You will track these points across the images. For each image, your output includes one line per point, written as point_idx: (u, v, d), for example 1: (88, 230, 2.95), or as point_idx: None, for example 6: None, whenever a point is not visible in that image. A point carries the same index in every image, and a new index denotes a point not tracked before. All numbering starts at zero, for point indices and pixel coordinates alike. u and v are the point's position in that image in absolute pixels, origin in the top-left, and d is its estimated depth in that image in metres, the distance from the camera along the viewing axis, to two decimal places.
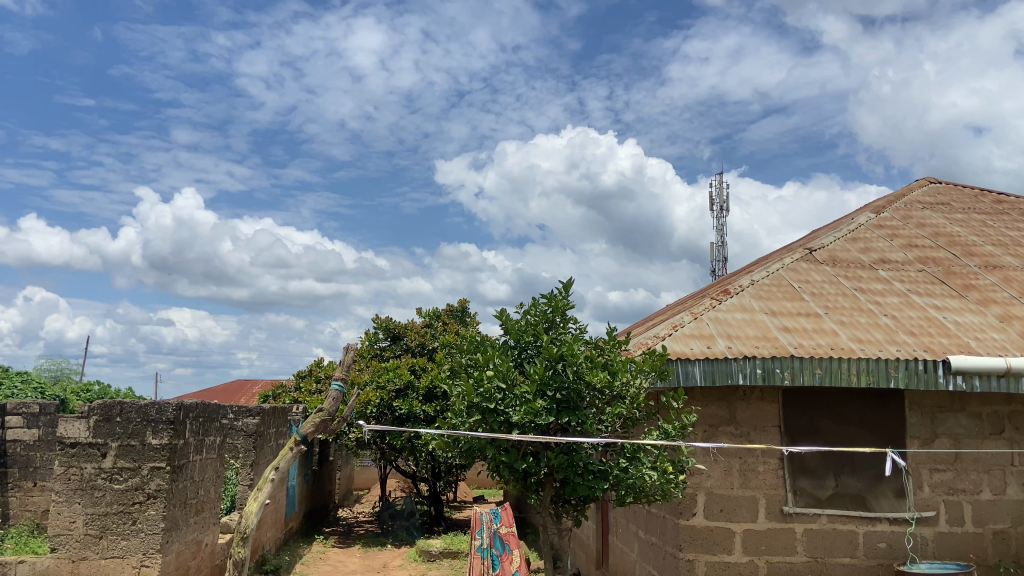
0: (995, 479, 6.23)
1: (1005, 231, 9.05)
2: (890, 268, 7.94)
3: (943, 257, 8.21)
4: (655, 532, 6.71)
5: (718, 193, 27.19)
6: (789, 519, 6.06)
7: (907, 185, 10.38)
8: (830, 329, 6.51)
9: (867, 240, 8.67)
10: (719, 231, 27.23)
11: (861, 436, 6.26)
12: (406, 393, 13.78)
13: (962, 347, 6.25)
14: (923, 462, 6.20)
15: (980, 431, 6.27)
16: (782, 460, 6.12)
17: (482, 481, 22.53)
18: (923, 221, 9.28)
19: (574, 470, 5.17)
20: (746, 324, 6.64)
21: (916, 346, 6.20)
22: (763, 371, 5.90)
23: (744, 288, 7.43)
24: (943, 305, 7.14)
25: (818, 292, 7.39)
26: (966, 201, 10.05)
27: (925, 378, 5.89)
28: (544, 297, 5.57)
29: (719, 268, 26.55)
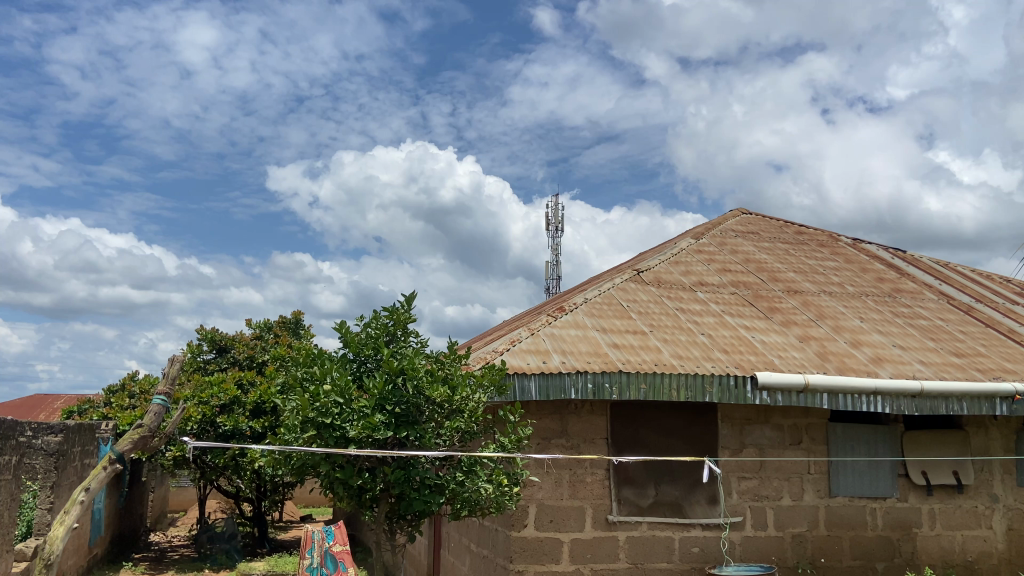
0: (794, 486, 6.84)
1: (804, 261, 10.06)
2: (707, 290, 8.60)
3: (752, 282, 9.00)
4: (487, 544, 6.82)
5: (553, 214, 28.22)
6: (614, 527, 6.38)
7: (722, 215, 11.31)
8: (654, 346, 6.94)
9: (687, 263, 9.35)
10: (553, 251, 28.23)
11: (679, 446, 6.70)
12: (232, 408, 13.12)
13: (767, 364, 6.87)
14: (732, 470, 6.74)
15: (782, 441, 6.89)
16: (608, 470, 6.44)
17: (310, 500, 21.83)
18: (736, 248, 10.14)
19: (410, 485, 5.15)
20: (579, 340, 6.94)
21: (728, 363, 6.75)
22: (594, 386, 6.19)
23: (578, 305, 7.77)
24: (752, 325, 7.83)
25: (644, 310, 7.87)
26: (772, 232, 11.08)
27: (737, 393, 6.42)
28: (385, 310, 5.53)
29: (553, 285, 27.47)
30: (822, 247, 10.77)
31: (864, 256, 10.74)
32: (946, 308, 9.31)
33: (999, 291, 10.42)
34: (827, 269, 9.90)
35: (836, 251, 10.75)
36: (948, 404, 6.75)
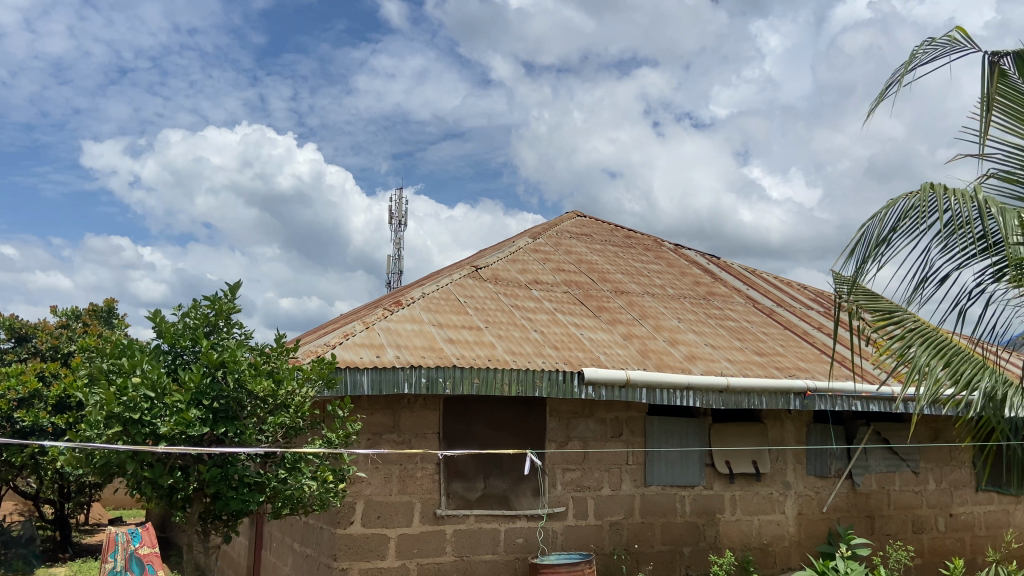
0: (613, 476, 7.19)
1: (631, 263, 10.59)
2: (541, 288, 8.85)
3: (583, 281, 9.36)
4: (310, 543, 6.64)
5: (395, 208, 27.94)
6: (441, 521, 6.41)
7: (558, 216, 11.67)
8: (488, 342, 7.04)
9: (523, 261, 9.57)
10: (394, 245, 27.95)
11: (509, 440, 6.84)
12: (31, 402, 11.94)
13: (593, 360, 7.17)
14: (557, 462, 6.98)
15: (604, 433, 7.22)
16: (438, 465, 6.47)
17: (122, 501, 20.30)
18: (570, 248, 10.51)
19: (227, 483, 4.90)
20: (415, 335, 6.91)
21: (558, 359, 6.97)
22: (427, 380, 6.19)
23: (415, 300, 7.74)
24: (581, 323, 8.14)
25: (480, 306, 7.96)
26: (603, 234, 11.57)
27: (564, 388, 6.65)
28: (206, 300, 5.23)
29: (394, 280, 27.21)
30: (648, 251, 11.39)
31: (684, 261, 11.47)
32: (753, 311, 10.14)
33: (797, 297, 11.49)
34: (651, 271, 10.48)
35: (660, 255, 11.42)
36: (751, 398, 7.35)
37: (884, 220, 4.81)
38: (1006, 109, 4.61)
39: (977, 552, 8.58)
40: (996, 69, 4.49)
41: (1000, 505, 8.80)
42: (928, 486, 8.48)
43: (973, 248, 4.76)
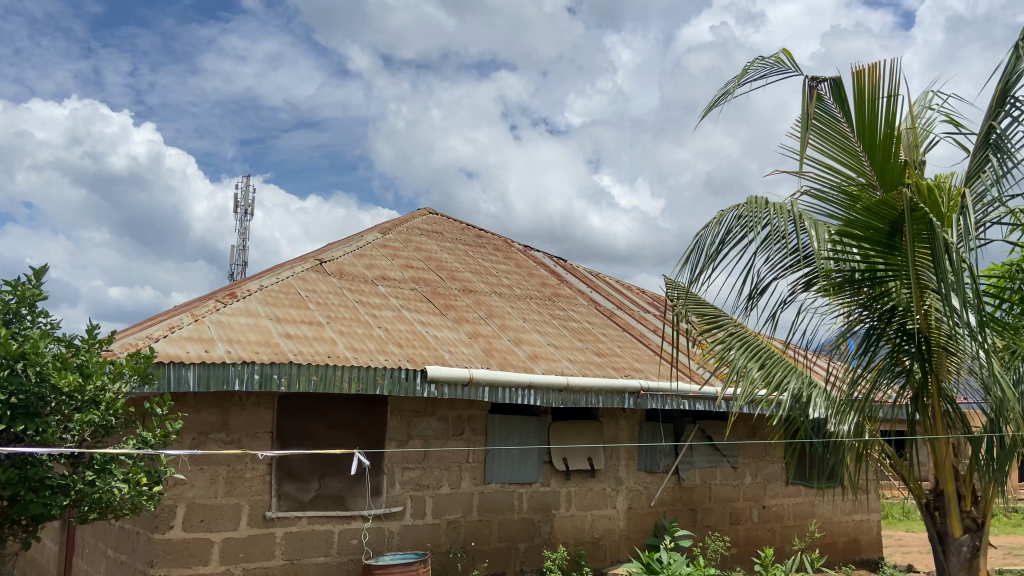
0: (453, 475, 7.18)
1: (480, 262, 10.65)
2: (388, 285, 8.70)
3: (431, 279, 9.30)
4: (124, 549, 6.18)
5: (241, 196, 26.66)
6: (271, 524, 6.15)
7: (409, 212, 11.54)
8: (329, 338, 6.83)
9: (371, 256, 9.38)
10: (239, 235, 26.66)
11: (347, 439, 6.67)
12: None
13: (437, 358, 7.13)
14: (397, 461, 6.88)
15: (446, 432, 7.20)
16: (270, 465, 6.20)
17: None
18: (419, 245, 10.42)
19: (25, 486, 4.44)
20: (250, 329, 6.58)
21: (401, 356, 6.88)
22: (261, 377, 5.91)
23: (252, 293, 7.38)
24: (427, 320, 8.08)
25: (322, 301, 7.71)
26: (454, 233, 11.56)
27: (406, 386, 6.57)
28: (6, 285, 4.72)
29: (237, 271, 25.95)
30: (498, 251, 11.50)
31: (532, 262, 11.68)
32: (595, 313, 10.48)
33: (637, 301, 12.00)
34: (499, 271, 10.58)
35: (509, 255, 11.56)
36: (588, 397, 7.58)
37: (715, 230, 5.08)
38: (820, 131, 4.98)
39: (786, 541, 9.31)
40: (813, 93, 4.82)
41: (806, 496, 9.59)
42: (745, 479, 9.11)
43: (789, 259, 5.14)
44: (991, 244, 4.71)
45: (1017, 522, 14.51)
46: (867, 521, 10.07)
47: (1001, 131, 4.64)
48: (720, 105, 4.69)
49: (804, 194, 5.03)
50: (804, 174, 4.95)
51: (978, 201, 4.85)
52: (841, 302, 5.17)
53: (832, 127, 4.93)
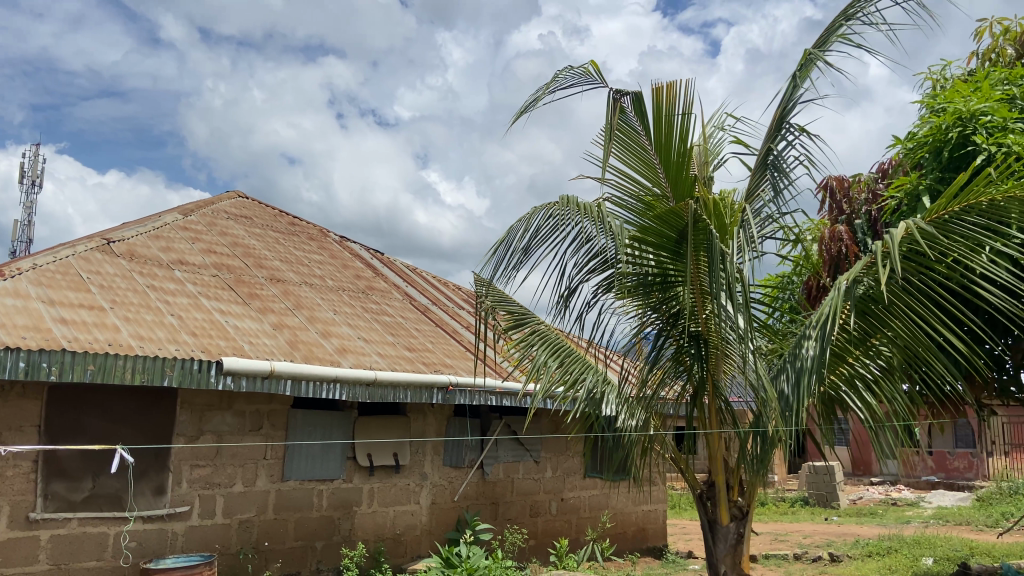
0: (247, 472, 6.82)
1: (291, 251, 10.22)
2: (186, 270, 8.12)
3: (235, 266, 8.80)
4: None
5: (28, 165, 23.96)
6: (34, 526, 5.59)
7: (216, 194, 10.87)
8: (112, 325, 6.25)
9: (168, 239, 8.72)
10: (23, 208, 23.95)
11: (129, 434, 6.14)
12: None
13: (235, 349, 6.74)
14: (185, 458, 6.43)
15: (242, 427, 6.83)
16: (36, 462, 5.63)
17: None
18: (225, 230, 9.83)
19: None
20: (16, 312, 5.88)
21: (194, 347, 6.43)
22: (26, 365, 5.30)
23: (22, 272, 6.60)
24: (227, 310, 7.61)
25: (107, 284, 7.05)
26: (265, 219, 11.02)
27: (198, 378, 6.15)
28: None
29: (20, 248, 23.29)
30: (311, 241, 11.10)
31: (347, 254, 11.38)
32: (408, 307, 10.40)
33: (452, 297, 12.03)
34: (311, 261, 10.21)
35: (323, 246, 11.19)
36: (395, 393, 7.48)
37: (523, 227, 5.18)
38: (623, 142, 5.20)
39: (580, 531, 9.74)
40: (617, 105, 5.01)
41: (601, 489, 10.08)
42: (546, 473, 9.43)
43: (592, 260, 5.35)
44: (764, 256, 5.16)
45: (785, 510, 16.13)
46: (654, 512, 10.76)
47: (777, 154, 5.08)
48: (529, 111, 4.78)
49: (607, 199, 5.25)
50: (606, 180, 5.17)
51: (756, 217, 5.29)
52: (634, 303, 5.47)
53: (633, 139, 5.15)
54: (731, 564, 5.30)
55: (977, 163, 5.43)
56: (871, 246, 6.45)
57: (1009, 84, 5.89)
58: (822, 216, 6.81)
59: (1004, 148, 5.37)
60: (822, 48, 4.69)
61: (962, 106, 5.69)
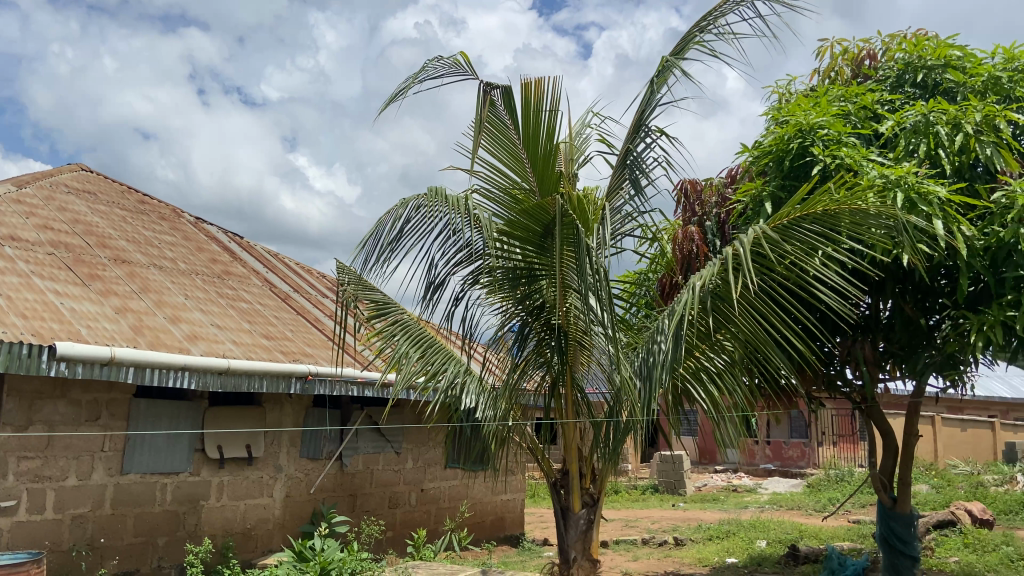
0: (83, 465, 6.37)
1: (140, 231, 9.59)
2: (16, 246, 7.44)
3: (75, 244, 8.15)
4: None
5: None
6: None
7: (55, 166, 10.03)
8: None
9: None
10: None
11: None
12: None
13: (71, 333, 6.23)
14: (11, 450, 5.93)
15: (77, 417, 6.36)
16: None
17: None
18: (65, 205, 9.08)
19: None
20: None
21: (23, 330, 5.90)
22: None
23: None
24: (63, 291, 7.04)
25: None
26: (111, 195, 10.27)
27: (26, 363, 5.65)
28: None
29: None
30: (163, 221, 10.46)
31: (203, 236, 10.82)
32: (267, 294, 10.01)
33: (314, 284, 11.69)
34: (162, 242, 9.62)
35: (176, 226, 10.58)
36: (250, 382, 7.19)
37: (393, 216, 5.09)
38: (491, 134, 5.21)
39: (439, 521, 9.75)
40: (486, 99, 5.00)
41: (461, 479, 10.14)
42: (406, 464, 9.36)
43: (460, 252, 5.34)
44: (623, 253, 5.34)
45: (636, 497, 16.85)
46: (512, 500, 10.95)
47: (636, 155, 5.27)
48: (397, 99, 4.71)
49: (475, 191, 5.25)
50: (475, 172, 5.17)
51: (616, 215, 5.46)
52: (498, 296, 5.51)
53: (501, 132, 5.17)
54: (581, 549, 5.46)
55: (814, 172, 5.85)
56: (720, 247, 6.82)
57: (844, 101, 6.39)
58: (677, 217, 7.13)
59: (837, 160, 5.82)
60: (680, 55, 4.90)
61: (802, 119, 6.11)
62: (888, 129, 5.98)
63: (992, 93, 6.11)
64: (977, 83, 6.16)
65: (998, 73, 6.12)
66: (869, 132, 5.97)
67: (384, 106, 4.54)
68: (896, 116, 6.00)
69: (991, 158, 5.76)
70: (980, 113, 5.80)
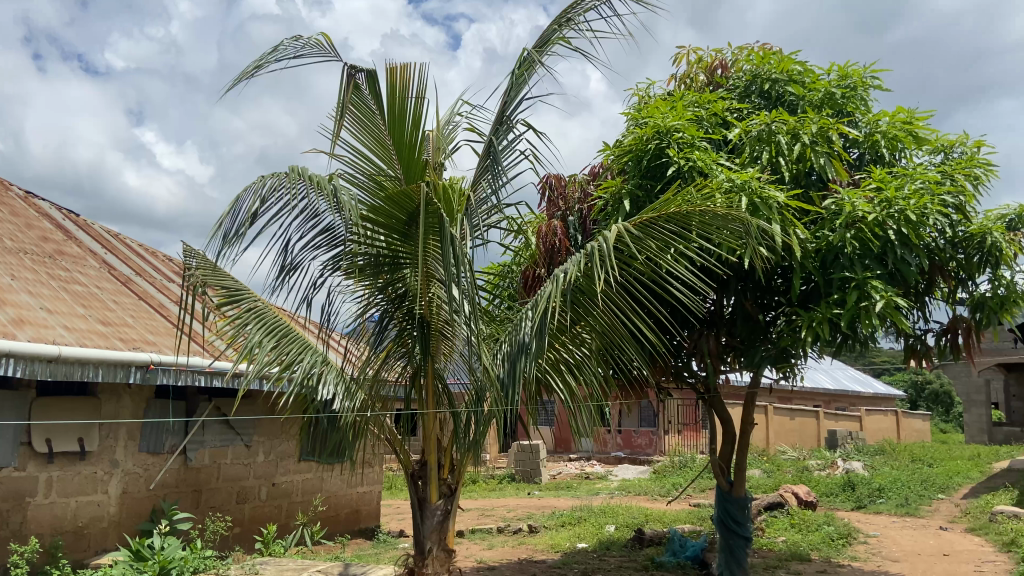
0: None
1: None
2: None
3: None
4: None
5: None
6: None
7: None
8: None
9: None
10: None
11: None
12: None
13: None
14: None
15: None
16: None
17: None
18: None
19: None
20: None
21: None
22: None
23: None
24: None
25: None
26: None
27: None
28: None
29: None
30: None
31: (32, 211, 9.89)
32: (106, 277, 9.29)
33: (159, 268, 10.96)
34: None
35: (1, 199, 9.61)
36: (85, 370, 6.65)
37: (250, 196, 4.84)
38: (355, 118, 5.08)
39: (290, 516, 9.45)
40: (349, 82, 4.85)
41: (315, 472, 9.88)
42: (256, 458, 9.00)
43: (320, 237, 5.16)
44: (488, 244, 5.35)
45: (492, 486, 17.08)
46: (368, 493, 10.78)
47: (501, 147, 5.29)
48: (256, 75, 4.49)
49: (338, 175, 5.10)
50: (338, 156, 5.01)
51: (482, 205, 5.45)
52: (360, 284, 5.39)
53: (366, 116, 5.05)
54: (437, 540, 5.44)
55: (669, 173, 6.12)
56: (581, 242, 6.98)
57: (698, 106, 6.73)
58: (541, 210, 7.24)
59: (689, 162, 6.12)
60: (544, 48, 4.96)
61: (660, 121, 6.36)
62: (735, 136, 6.36)
63: (827, 108, 6.62)
64: (815, 97, 6.67)
65: (832, 90, 6.65)
66: (718, 138, 6.33)
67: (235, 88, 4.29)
68: (743, 124, 6.39)
69: (824, 168, 6.24)
70: (815, 125, 6.28)
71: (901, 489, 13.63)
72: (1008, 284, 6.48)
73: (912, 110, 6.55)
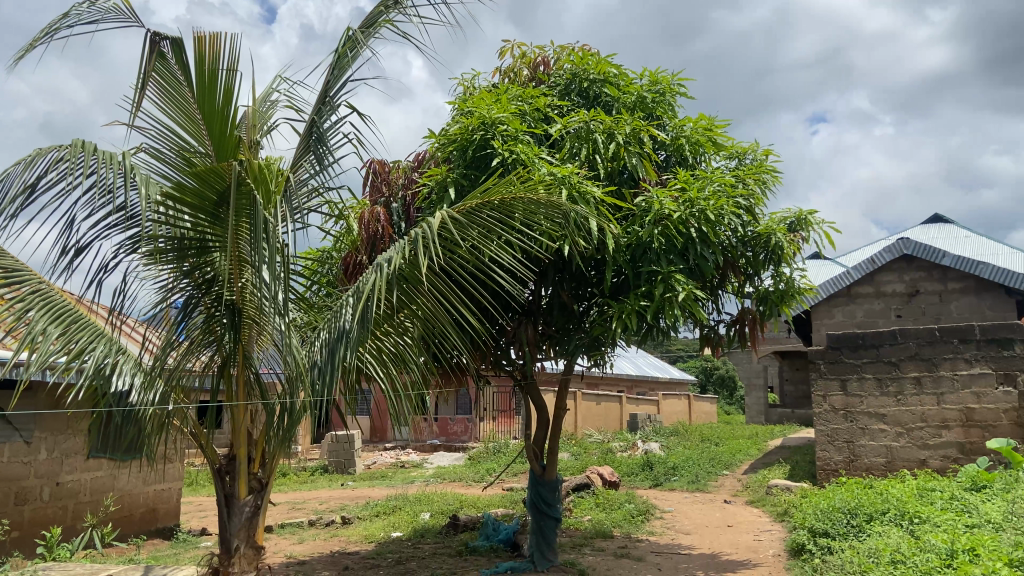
0: None
1: None
2: None
3: None
4: None
5: None
6: None
7: None
8: None
9: None
10: None
11: None
12: None
13: None
14: None
15: None
16: None
17: None
18: None
19: None
20: None
21: None
22: None
23: None
24: None
25: None
26: None
27: None
28: None
29: None
30: None
31: None
32: None
33: None
34: None
35: None
36: None
37: (23, 166, 4.30)
38: (161, 89, 4.69)
39: (77, 518, 8.62)
40: (154, 49, 4.45)
41: (107, 470, 9.07)
42: (38, 455, 8.14)
43: (113, 215, 4.70)
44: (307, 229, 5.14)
45: (303, 479, 16.56)
46: (166, 491, 10.04)
47: (323, 129, 5.10)
48: (47, 33, 4.00)
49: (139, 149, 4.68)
50: (142, 128, 4.60)
51: (301, 187, 5.22)
52: (162, 267, 4.98)
53: (173, 87, 4.67)
54: (244, 537, 5.17)
55: (493, 164, 6.19)
56: (405, 229, 6.90)
57: (521, 100, 6.87)
58: (364, 195, 7.07)
59: (513, 155, 6.23)
60: (369, 29, 4.84)
61: (485, 112, 6.42)
62: (556, 132, 6.55)
63: (638, 110, 7.00)
64: (628, 100, 7.03)
65: (644, 94, 7.05)
66: (540, 132, 6.49)
67: (24, 55, 3.80)
68: (564, 120, 6.60)
69: (636, 167, 6.60)
70: (629, 126, 6.64)
71: (693, 467, 14.83)
72: (787, 279, 7.22)
73: (712, 118, 7.08)
